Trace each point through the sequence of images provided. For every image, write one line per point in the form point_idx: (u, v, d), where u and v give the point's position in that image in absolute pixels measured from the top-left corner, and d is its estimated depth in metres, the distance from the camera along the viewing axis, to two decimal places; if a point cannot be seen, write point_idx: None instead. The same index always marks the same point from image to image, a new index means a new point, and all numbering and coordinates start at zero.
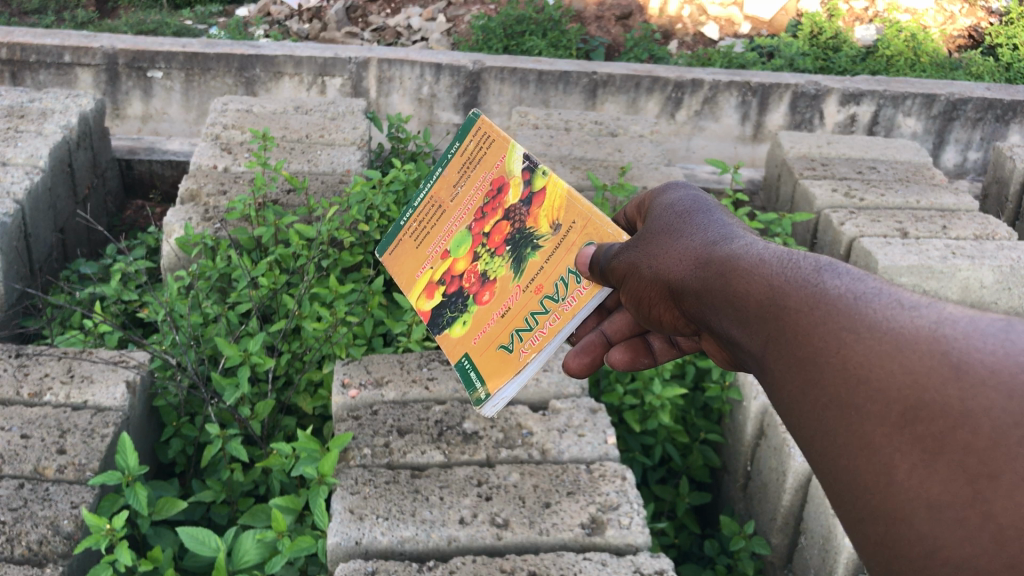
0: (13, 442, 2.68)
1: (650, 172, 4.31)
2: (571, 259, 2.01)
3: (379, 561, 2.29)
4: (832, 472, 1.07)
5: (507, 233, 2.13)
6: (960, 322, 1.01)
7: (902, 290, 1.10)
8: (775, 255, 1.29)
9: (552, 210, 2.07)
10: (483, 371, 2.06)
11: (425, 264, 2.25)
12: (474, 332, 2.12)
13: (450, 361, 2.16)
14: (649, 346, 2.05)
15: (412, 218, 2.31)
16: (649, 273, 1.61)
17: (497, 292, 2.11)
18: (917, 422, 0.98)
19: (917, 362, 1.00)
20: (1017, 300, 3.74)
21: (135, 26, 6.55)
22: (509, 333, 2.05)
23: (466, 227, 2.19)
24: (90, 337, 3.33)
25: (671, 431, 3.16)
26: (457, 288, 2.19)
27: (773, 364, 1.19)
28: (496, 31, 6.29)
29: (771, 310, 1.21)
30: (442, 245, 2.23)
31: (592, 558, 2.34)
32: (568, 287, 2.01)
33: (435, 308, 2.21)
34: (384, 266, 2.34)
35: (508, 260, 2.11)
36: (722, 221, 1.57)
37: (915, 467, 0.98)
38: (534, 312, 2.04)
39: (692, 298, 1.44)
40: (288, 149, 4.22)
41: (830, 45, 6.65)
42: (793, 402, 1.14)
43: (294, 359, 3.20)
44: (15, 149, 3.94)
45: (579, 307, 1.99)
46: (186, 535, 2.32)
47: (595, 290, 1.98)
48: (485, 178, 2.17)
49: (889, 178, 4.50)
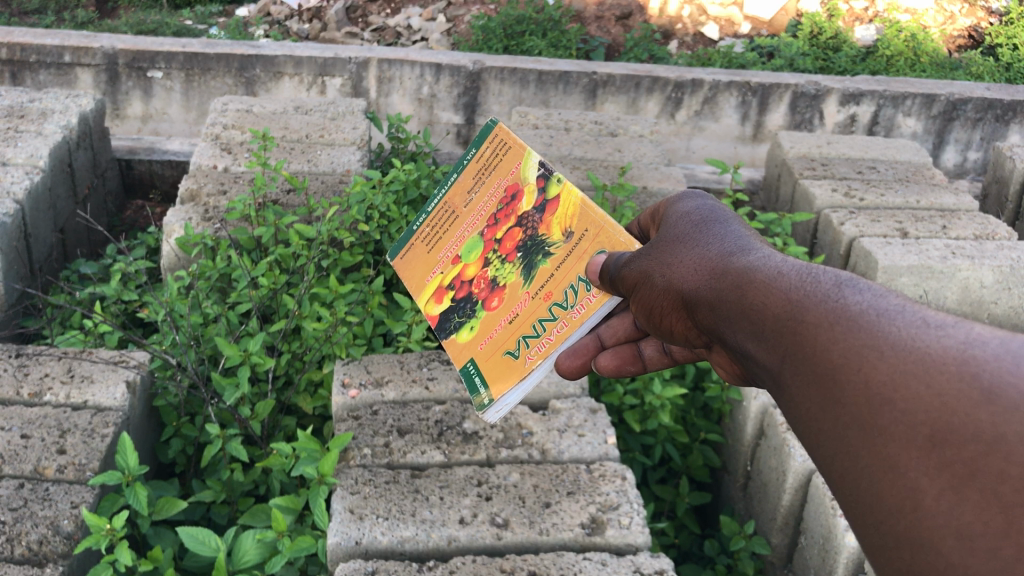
0: (13, 442, 2.68)
1: (650, 172, 4.32)
2: (582, 268, 1.99)
3: (379, 561, 2.29)
4: (854, 495, 1.05)
5: (518, 239, 2.13)
6: (990, 345, 1.00)
7: (928, 312, 1.10)
8: (793, 269, 1.29)
9: (565, 217, 2.05)
10: (487, 377, 2.06)
11: (436, 269, 2.29)
12: (481, 338, 2.12)
13: (456, 366, 2.16)
14: (639, 354, 2.04)
15: (427, 223, 2.37)
16: (662, 282, 1.61)
17: (506, 298, 2.11)
18: (946, 447, 0.96)
19: (948, 384, 0.99)
20: (1017, 300, 3.76)
21: (136, 26, 6.56)
22: (513, 338, 2.05)
23: (479, 233, 2.21)
24: (90, 337, 3.34)
25: (671, 431, 3.16)
26: (466, 293, 2.20)
27: (790, 381, 1.18)
28: (496, 31, 6.31)
29: (788, 324, 1.21)
30: (454, 251, 2.26)
31: (592, 557, 2.35)
32: (577, 295, 1.99)
33: (444, 313, 2.23)
34: (396, 269, 2.39)
35: (518, 267, 2.11)
36: (738, 231, 1.57)
37: (942, 492, 0.96)
38: (542, 319, 2.02)
39: (705, 308, 1.43)
40: (288, 149, 4.21)
41: (830, 45, 6.66)
42: (811, 420, 1.12)
43: (294, 359, 3.20)
44: (15, 149, 3.94)
45: (587, 315, 1.96)
46: (186, 535, 2.32)
47: (604, 299, 1.95)
48: (499, 185, 2.19)
49: (889, 178, 4.50)
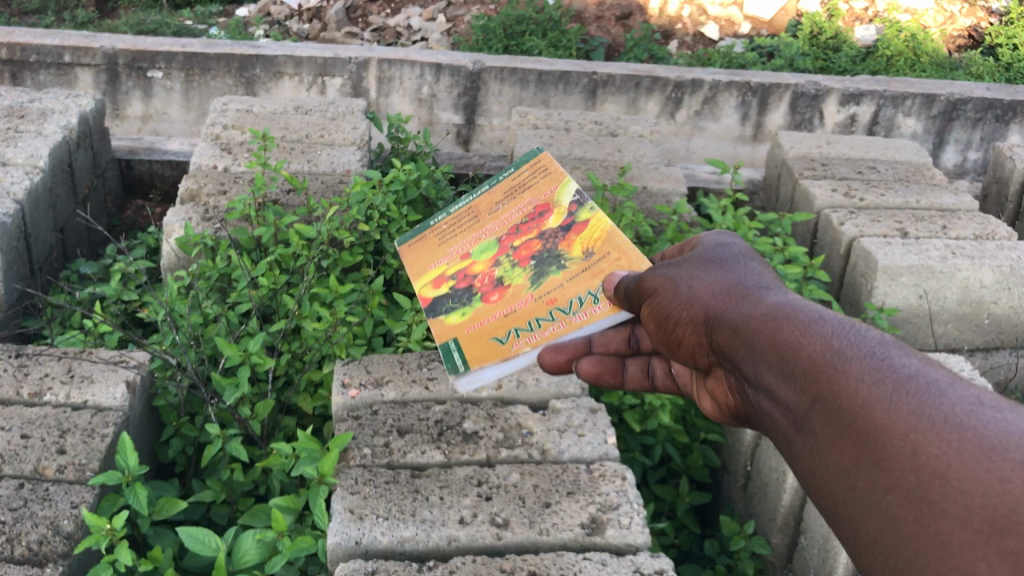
0: (13, 442, 2.68)
1: (650, 172, 4.32)
2: (595, 283, 2.16)
3: (379, 561, 2.30)
4: (872, 522, 1.26)
5: (535, 250, 2.32)
6: (990, 408, 1.21)
7: (936, 370, 1.31)
8: (819, 316, 1.48)
9: (588, 240, 2.29)
10: (469, 352, 2.09)
11: (442, 260, 2.38)
12: (471, 323, 2.17)
13: (436, 342, 2.17)
14: (621, 370, 2.19)
15: (444, 222, 2.50)
16: (684, 304, 1.79)
17: (508, 294, 2.22)
18: (952, 490, 1.17)
19: (999, 461, 1.15)
20: (1017, 300, 3.77)
21: (136, 26, 6.57)
22: (508, 326, 2.14)
23: (497, 238, 2.37)
24: (90, 337, 3.34)
25: (671, 431, 3.16)
26: (466, 284, 2.28)
27: (815, 419, 1.38)
28: (496, 31, 6.32)
29: (812, 366, 1.41)
30: (464, 249, 2.38)
31: (592, 557, 2.35)
32: (582, 304, 2.13)
33: (437, 296, 2.28)
34: (400, 253, 2.46)
35: (529, 272, 2.27)
36: (756, 271, 1.77)
37: (950, 528, 1.16)
38: (540, 317, 2.13)
39: (728, 336, 1.63)
40: (288, 149, 4.21)
41: (830, 45, 6.66)
42: (846, 465, 1.32)
43: (294, 359, 3.20)
44: (16, 149, 3.94)
45: (588, 322, 2.10)
46: (186, 535, 2.32)
47: (609, 312, 2.10)
48: (530, 203, 2.44)
49: (889, 178, 4.50)
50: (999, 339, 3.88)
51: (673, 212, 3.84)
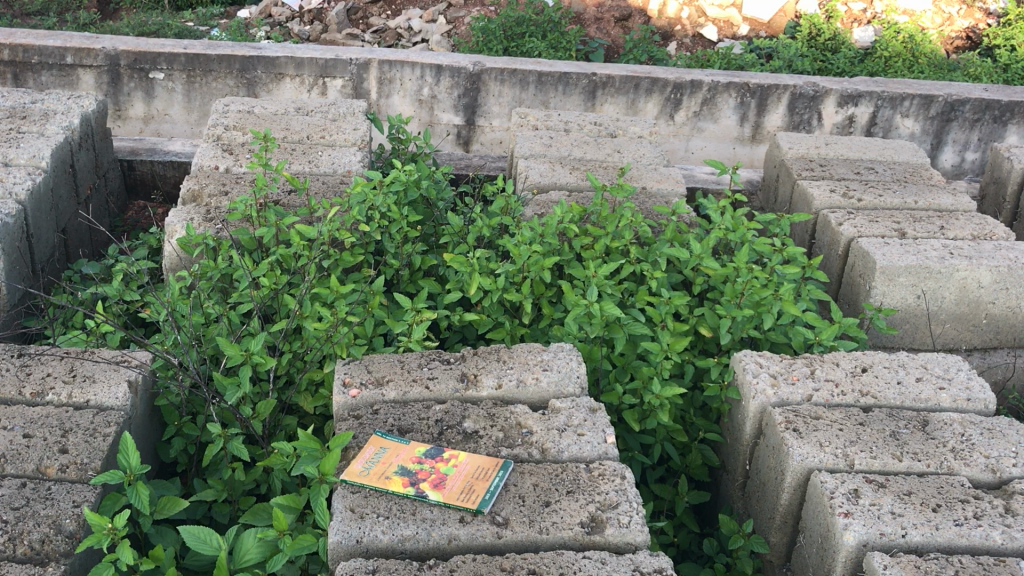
0: (14, 442, 2.69)
1: (649, 173, 4.35)
2: (480, 480, 2.56)
3: (379, 560, 2.32)
4: None
5: (441, 462, 2.60)
6: None
7: None
8: None
9: (466, 462, 2.62)
10: (374, 481, 2.51)
11: (393, 462, 2.59)
12: (383, 469, 2.56)
13: (352, 478, 2.51)
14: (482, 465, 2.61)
15: (407, 442, 2.69)
16: None
17: (418, 460, 2.60)
18: None
19: None
20: (1014, 300, 3.83)
21: (137, 28, 6.60)
22: (417, 472, 2.56)
23: (427, 465, 2.59)
24: (92, 337, 3.37)
25: (670, 430, 3.18)
26: (414, 471, 2.56)
27: None
28: (496, 32, 6.36)
29: None
30: (405, 456, 2.62)
31: (592, 556, 2.37)
32: (456, 471, 2.57)
33: (369, 465, 2.57)
34: (376, 440, 2.67)
35: (425, 470, 2.57)
36: None
37: None
38: (426, 465, 2.59)
39: None
40: (290, 150, 4.24)
41: (828, 46, 6.69)
42: None
43: (295, 359, 3.23)
44: (19, 150, 3.97)
45: (462, 469, 2.58)
46: (188, 534, 2.35)
47: (472, 470, 2.59)
48: None
49: (887, 179, 4.51)
50: (996, 338, 3.92)
51: (672, 212, 3.86)
